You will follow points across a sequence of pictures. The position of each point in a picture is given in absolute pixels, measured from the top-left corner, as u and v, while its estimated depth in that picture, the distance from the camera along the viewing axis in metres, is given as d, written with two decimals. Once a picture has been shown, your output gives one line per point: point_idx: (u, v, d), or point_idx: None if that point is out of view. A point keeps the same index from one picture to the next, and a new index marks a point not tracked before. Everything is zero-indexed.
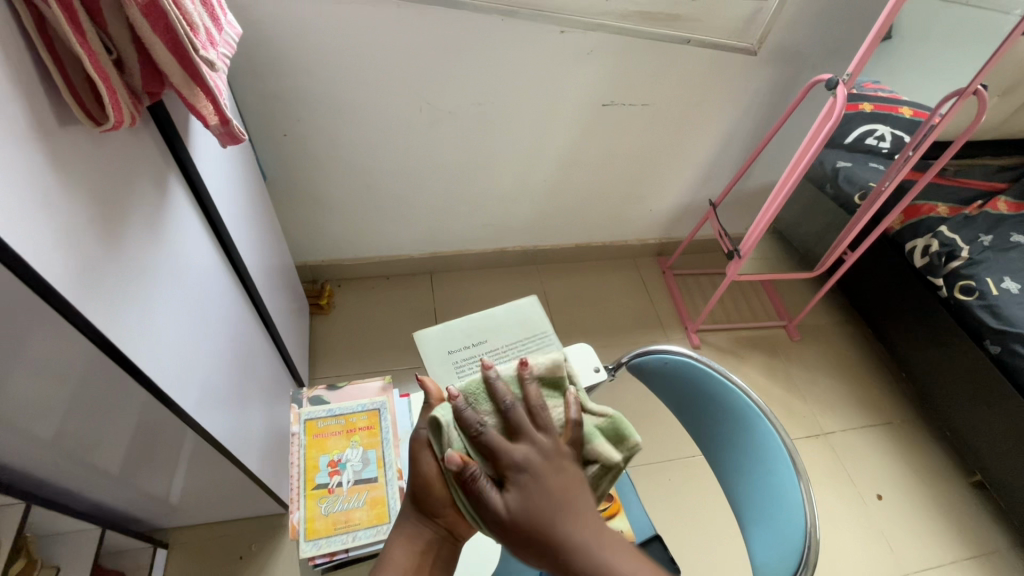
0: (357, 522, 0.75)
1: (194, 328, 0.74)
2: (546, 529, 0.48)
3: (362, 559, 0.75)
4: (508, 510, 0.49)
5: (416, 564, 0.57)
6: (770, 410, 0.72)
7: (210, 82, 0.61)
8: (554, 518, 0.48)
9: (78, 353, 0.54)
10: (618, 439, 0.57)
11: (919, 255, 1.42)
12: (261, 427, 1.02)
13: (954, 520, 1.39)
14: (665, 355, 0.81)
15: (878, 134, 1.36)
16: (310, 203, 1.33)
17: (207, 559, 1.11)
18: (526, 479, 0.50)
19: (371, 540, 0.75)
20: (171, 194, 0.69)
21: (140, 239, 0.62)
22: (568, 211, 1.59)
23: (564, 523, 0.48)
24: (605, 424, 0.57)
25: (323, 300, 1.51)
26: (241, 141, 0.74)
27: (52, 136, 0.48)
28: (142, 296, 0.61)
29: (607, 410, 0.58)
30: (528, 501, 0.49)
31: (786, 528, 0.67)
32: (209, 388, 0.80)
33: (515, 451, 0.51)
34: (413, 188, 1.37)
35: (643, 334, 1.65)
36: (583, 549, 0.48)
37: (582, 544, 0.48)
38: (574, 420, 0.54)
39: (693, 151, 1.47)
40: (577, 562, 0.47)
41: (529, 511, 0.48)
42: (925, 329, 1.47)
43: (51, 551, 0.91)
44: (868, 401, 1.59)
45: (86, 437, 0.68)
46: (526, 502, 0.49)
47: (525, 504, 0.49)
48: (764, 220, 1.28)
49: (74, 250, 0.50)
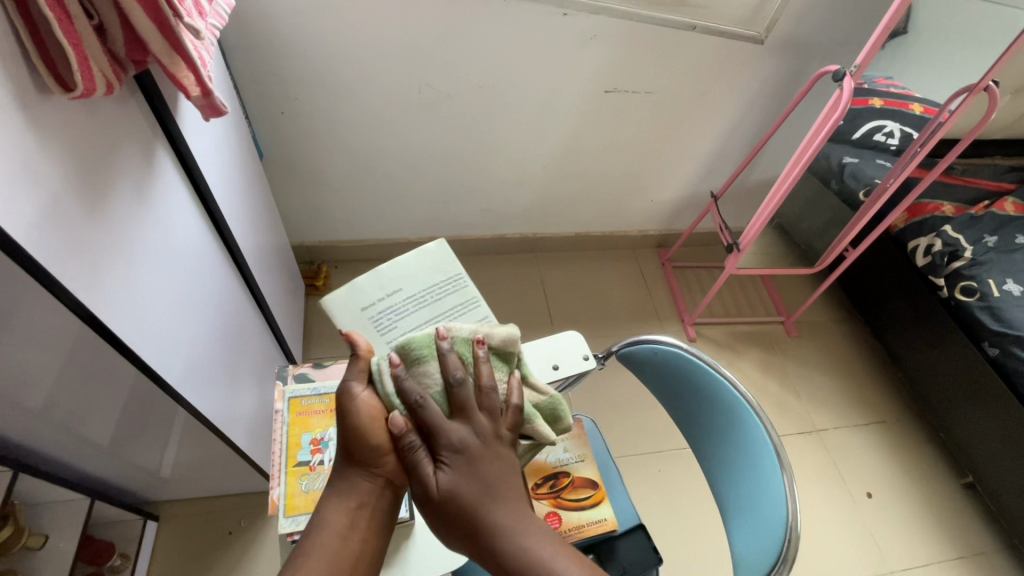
0: None
1: (183, 303, 0.74)
2: (471, 509, 0.52)
3: None
4: (440, 490, 0.52)
5: (349, 521, 0.55)
6: (757, 404, 0.72)
7: (191, 53, 0.60)
8: (471, 505, 0.52)
9: (60, 323, 0.54)
10: (554, 418, 0.59)
11: (922, 254, 1.40)
12: (251, 404, 1.03)
13: (944, 520, 1.39)
14: (655, 345, 0.80)
15: (887, 131, 1.35)
16: (307, 182, 1.33)
17: (197, 533, 1.12)
18: (456, 470, 0.53)
19: None
20: (159, 165, 0.69)
21: (126, 213, 0.61)
22: (568, 200, 1.58)
23: (485, 507, 0.52)
24: (544, 404, 0.59)
25: (319, 282, 1.51)
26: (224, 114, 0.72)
27: (29, 103, 0.47)
28: (130, 270, 0.62)
29: (550, 390, 0.60)
30: (457, 478, 0.52)
31: (768, 522, 0.67)
32: (197, 363, 0.80)
33: (448, 433, 0.53)
34: (411, 172, 1.36)
35: (639, 325, 1.64)
36: (499, 531, 0.51)
37: (502, 523, 0.52)
38: (514, 406, 0.56)
39: (697, 141, 1.45)
40: (496, 544, 0.51)
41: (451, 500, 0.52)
42: (923, 329, 1.45)
43: (39, 520, 0.91)
44: (862, 398, 1.58)
45: (73, 408, 0.69)
46: (456, 484, 0.52)
47: (455, 488, 0.52)
48: (766, 212, 1.26)
49: (55, 223, 0.50)
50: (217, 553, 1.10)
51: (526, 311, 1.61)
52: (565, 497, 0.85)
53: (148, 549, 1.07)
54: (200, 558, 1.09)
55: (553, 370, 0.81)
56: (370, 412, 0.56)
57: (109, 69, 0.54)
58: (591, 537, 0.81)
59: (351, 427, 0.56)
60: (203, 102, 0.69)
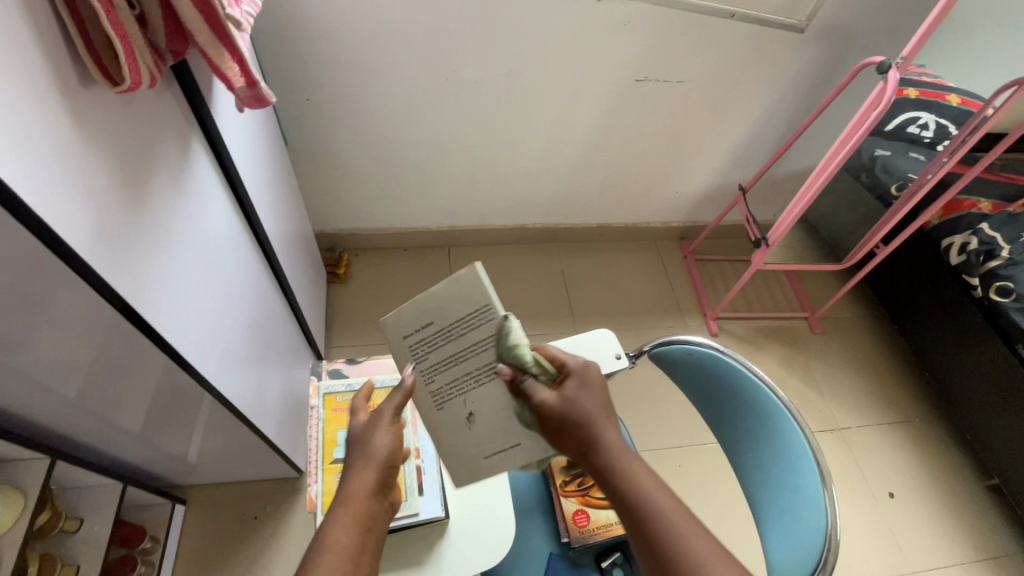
0: None
1: (213, 295, 0.74)
2: (586, 424, 0.56)
3: None
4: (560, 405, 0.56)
5: (360, 543, 0.52)
6: (795, 408, 0.70)
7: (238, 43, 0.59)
8: (598, 411, 0.57)
9: (100, 320, 0.53)
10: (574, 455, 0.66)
11: (956, 253, 1.37)
12: (277, 393, 1.03)
13: (966, 522, 1.37)
14: (689, 345, 0.79)
15: (922, 123, 1.32)
16: (330, 170, 1.32)
17: (224, 517, 1.14)
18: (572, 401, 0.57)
19: None
20: (194, 157, 0.68)
21: (162, 206, 0.60)
22: (591, 191, 1.56)
23: (598, 427, 0.56)
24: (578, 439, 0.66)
25: (340, 270, 1.51)
26: (267, 105, 0.72)
27: (72, 97, 0.46)
28: (164, 259, 0.61)
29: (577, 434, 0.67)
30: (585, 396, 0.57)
31: (805, 530, 0.66)
32: (228, 355, 0.80)
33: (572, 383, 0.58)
34: (435, 161, 1.35)
35: (660, 319, 1.63)
36: (611, 448, 0.55)
37: (612, 444, 0.56)
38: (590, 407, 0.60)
39: (727, 132, 1.42)
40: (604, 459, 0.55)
41: (579, 403, 0.57)
42: (953, 330, 1.42)
43: (75, 504, 0.92)
44: (886, 397, 1.56)
45: (108, 395, 0.69)
46: (577, 404, 0.56)
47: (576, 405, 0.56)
48: (798, 207, 1.23)
49: (97, 216, 0.49)
50: (243, 537, 1.12)
51: (546, 302, 1.61)
52: (593, 495, 0.84)
53: (177, 532, 1.09)
54: (227, 543, 1.11)
55: None
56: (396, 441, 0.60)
57: (152, 62, 0.53)
58: (618, 535, 0.82)
59: (378, 450, 0.58)
60: (247, 93, 0.67)
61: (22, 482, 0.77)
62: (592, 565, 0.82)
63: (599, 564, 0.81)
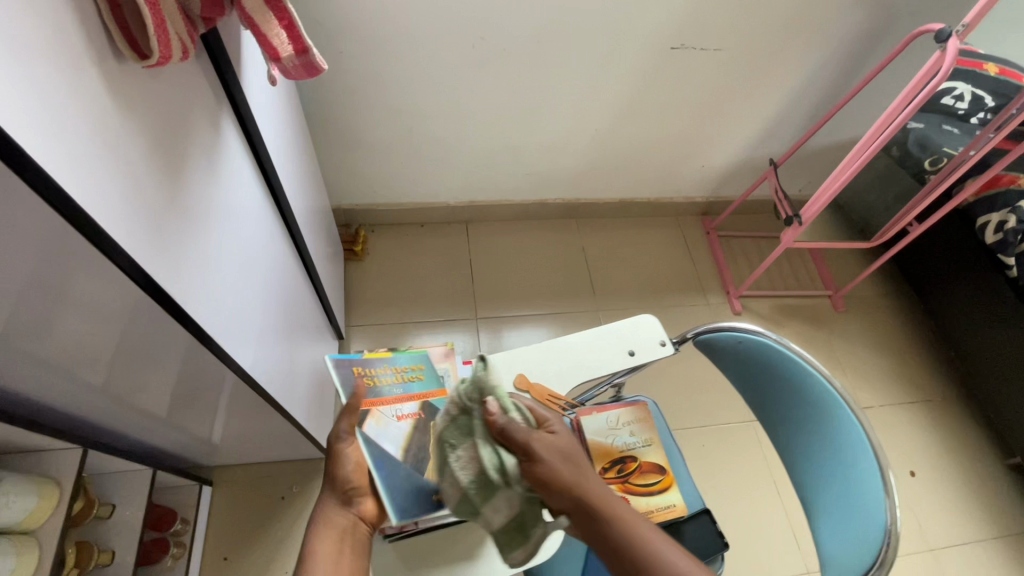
0: None
1: (247, 281, 0.70)
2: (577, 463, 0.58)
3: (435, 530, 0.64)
4: (557, 441, 0.59)
5: (337, 551, 0.56)
6: (852, 399, 0.68)
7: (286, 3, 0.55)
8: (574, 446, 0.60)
9: (138, 316, 0.49)
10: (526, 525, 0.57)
11: (992, 231, 1.32)
12: (305, 378, 1.01)
13: (987, 501, 1.38)
14: (738, 333, 0.76)
15: (957, 94, 1.22)
16: (349, 144, 1.26)
17: (251, 497, 1.13)
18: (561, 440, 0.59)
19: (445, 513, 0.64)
20: (223, 133, 0.63)
21: (197, 189, 0.56)
22: (616, 165, 1.50)
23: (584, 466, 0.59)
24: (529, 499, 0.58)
25: (358, 247, 1.47)
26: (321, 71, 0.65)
27: (105, 68, 0.41)
28: (203, 249, 0.57)
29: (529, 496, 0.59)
30: (568, 442, 0.60)
31: (860, 523, 0.64)
32: (263, 342, 0.77)
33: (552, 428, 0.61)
34: (458, 134, 1.29)
35: (684, 297, 1.60)
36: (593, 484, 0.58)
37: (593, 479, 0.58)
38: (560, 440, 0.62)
39: (761, 105, 1.36)
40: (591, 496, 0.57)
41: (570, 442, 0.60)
42: (985, 309, 1.39)
43: (105, 490, 0.91)
44: (908, 376, 1.55)
45: (138, 385, 0.66)
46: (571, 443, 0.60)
47: (570, 444, 0.60)
48: (835, 183, 1.18)
49: (139, 205, 0.45)
50: (271, 518, 1.12)
51: (567, 279, 1.58)
52: (633, 482, 0.83)
53: (204, 513, 1.08)
54: (255, 523, 1.11)
55: (628, 356, 0.79)
56: (356, 458, 0.61)
57: (184, 31, 0.48)
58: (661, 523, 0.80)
59: (342, 476, 0.60)
60: (297, 63, 0.62)
61: (54, 471, 0.76)
62: None
63: None
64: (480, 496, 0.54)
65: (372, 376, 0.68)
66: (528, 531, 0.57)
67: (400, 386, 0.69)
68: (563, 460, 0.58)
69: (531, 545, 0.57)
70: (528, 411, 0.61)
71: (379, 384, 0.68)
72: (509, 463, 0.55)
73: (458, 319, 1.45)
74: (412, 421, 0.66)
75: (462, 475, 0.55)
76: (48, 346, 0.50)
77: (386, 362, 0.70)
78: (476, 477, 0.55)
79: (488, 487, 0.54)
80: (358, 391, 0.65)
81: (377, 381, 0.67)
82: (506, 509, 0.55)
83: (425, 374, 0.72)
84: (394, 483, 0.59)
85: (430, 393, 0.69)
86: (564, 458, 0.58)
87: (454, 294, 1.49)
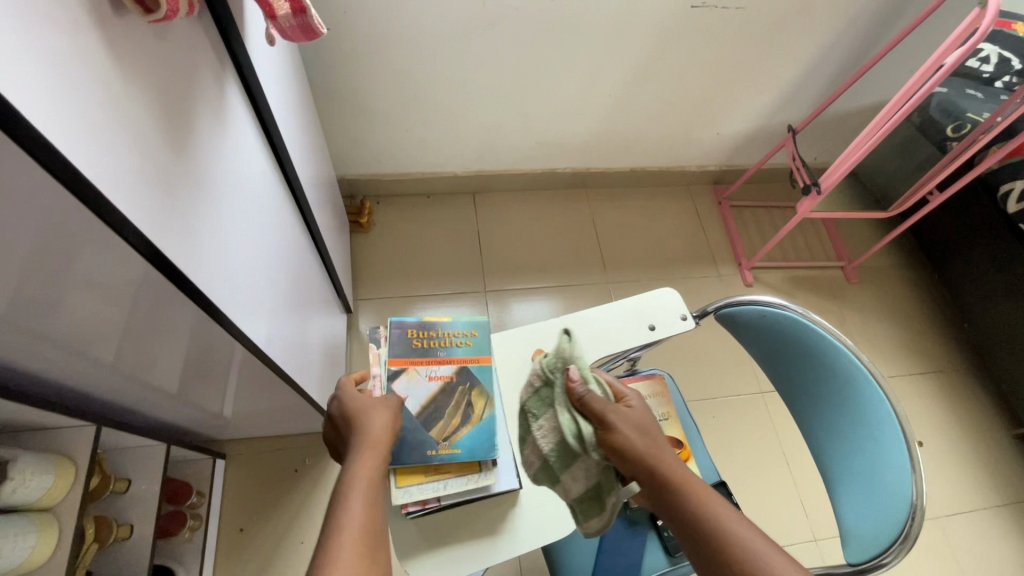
0: (450, 469, 0.62)
1: (259, 256, 0.69)
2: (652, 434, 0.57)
3: (456, 506, 0.62)
4: (634, 416, 0.58)
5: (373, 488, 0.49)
6: (880, 374, 0.67)
7: None
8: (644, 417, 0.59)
9: (151, 294, 0.48)
10: (602, 494, 0.60)
11: (1014, 200, 1.29)
12: (316, 354, 1.00)
13: (993, 469, 1.39)
14: (762, 307, 0.74)
15: (984, 56, 1.13)
16: (354, 111, 1.22)
17: (264, 470, 1.14)
18: (635, 417, 0.58)
19: (465, 490, 0.62)
20: (230, 99, 0.60)
21: (208, 159, 0.54)
22: (628, 132, 1.46)
23: (658, 436, 0.57)
24: (608, 471, 0.60)
25: (364, 219, 1.44)
26: (315, 35, 0.61)
27: (106, 28, 0.38)
28: (216, 226, 0.55)
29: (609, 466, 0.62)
30: (648, 417, 0.59)
31: (882, 497, 0.64)
32: (275, 318, 0.75)
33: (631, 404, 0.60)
34: (466, 100, 1.24)
35: (695, 269, 1.57)
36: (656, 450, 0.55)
37: (661, 447, 0.56)
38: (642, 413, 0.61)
39: (782, 68, 1.30)
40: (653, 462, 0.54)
41: (648, 418, 0.59)
42: (1002, 280, 1.37)
43: (119, 466, 0.91)
44: (919, 347, 1.54)
45: (155, 360, 0.65)
46: (646, 418, 0.59)
47: (645, 420, 0.58)
48: (858, 150, 1.14)
49: (151, 181, 0.43)
50: (286, 489, 1.13)
51: (576, 251, 1.55)
52: None
53: (218, 486, 1.09)
54: (270, 494, 1.12)
55: (648, 330, 0.77)
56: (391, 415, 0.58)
57: None
58: None
59: (377, 424, 0.56)
60: (294, 24, 0.58)
61: (68, 448, 0.75)
62: (647, 522, 0.81)
63: (655, 522, 0.80)
64: (559, 460, 0.60)
65: (424, 338, 0.70)
66: (605, 499, 0.60)
67: (443, 349, 0.70)
68: (639, 432, 0.57)
69: (607, 511, 0.61)
70: (607, 385, 0.63)
71: (428, 346, 0.70)
72: (586, 430, 0.58)
73: (466, 291, 1.43)
74: (441, 383, 0.67)
75: (545, 440, 0.61)
76: (58, 322, 0.49)
77: (443, 326, 0.72)
78: (556, 443, 0.60)
79: (564, 453, 0.60)
80: (400, 350, 0.69)
81: (426, 343, 0.70)
82: (582, 474, 0.60)
83: (476, 342, 0.72)
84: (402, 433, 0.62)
85: (473, 360, 0.70)
86: (639, 431, 0.57)
87: (462, 266, 1.47)
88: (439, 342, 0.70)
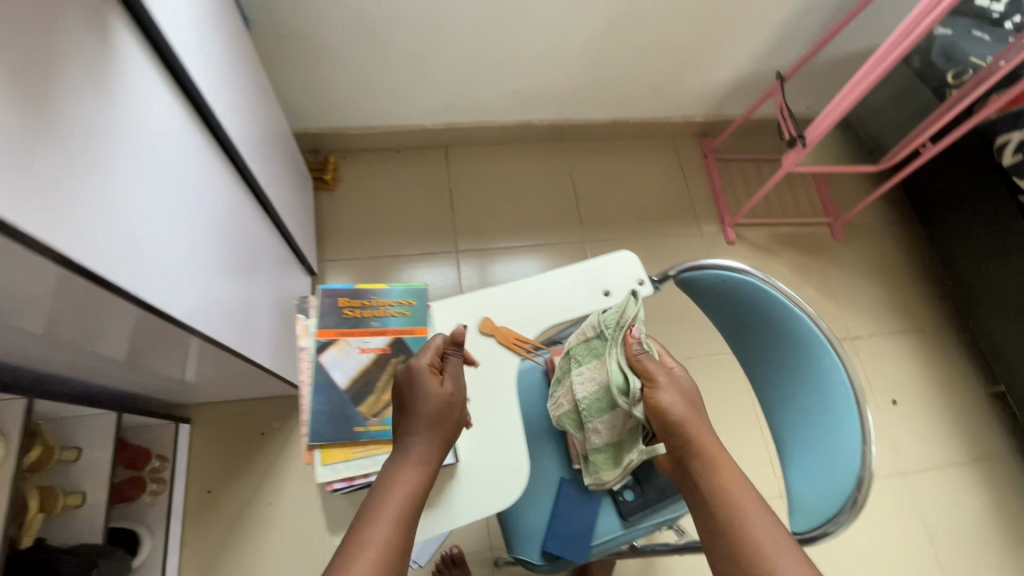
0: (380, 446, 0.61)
1: (182, 223, 0.64)
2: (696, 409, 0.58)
3: None
4: (683, 388, 0.59)
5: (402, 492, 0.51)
6: (839, 343, 0.64)
7: None
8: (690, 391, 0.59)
9: (42, 276, 0.44)
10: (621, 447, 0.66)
11: (1010, 152, 1.23)
12: (269, 319, 0.97)
13: (964, 427, 1.40)
14: (723, 272, 0.71)
15: None
16: (307, 59, 1.13)
17: (230, 435, 1.13)
18: (681, 388, 0.59)
19: None
20: (118, 47, 0.54)
21: (96, 120, 0.49)
22: (606, 82, 1.37)
23: (700, 411, 0.58)
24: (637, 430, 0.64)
25: (328, 175, 1.37)
26: None
27: None
28: (121, 201, 0.51)
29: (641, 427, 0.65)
30: (695, 391, 0.59)
31: (832, 467, 0.62)
32: (210, 287, 0.72)
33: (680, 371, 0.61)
34: (428, 46, 1.15)
35: (676, 226, 1.52)
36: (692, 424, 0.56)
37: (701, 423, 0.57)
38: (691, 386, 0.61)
39: (771, 9, 1.20)
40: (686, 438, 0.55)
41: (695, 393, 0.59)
42: (992, 237, 1.33)
43: (69, 435, 0.89)
44: (902, 306, 1.51)
45: (78, 333, 0.62)
46: (693, 393, 0.59)
47: (693, 394, 0.59)
48: (844, 101, 1.07)
49: (16, 154, 0.39)
50: (252, 452, 1.13)
51: (552, 209, 1.49)
52: None
53: (183, 451, 1.09)
54: (236, 457, 1.12)
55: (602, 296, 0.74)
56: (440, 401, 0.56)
57: None
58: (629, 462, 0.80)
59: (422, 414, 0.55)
60: None
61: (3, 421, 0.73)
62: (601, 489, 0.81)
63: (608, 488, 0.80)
64: (595, 407, 0.65)
65: (357, 308, 0.68)
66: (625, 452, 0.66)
67: (377, 319, 0.68)
68: (687, 405, 0.57)
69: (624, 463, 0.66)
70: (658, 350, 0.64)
71: (362, 315, 0.68)
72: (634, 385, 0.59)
73: (436, 251, 1.39)
74: (374, 355, 0.66)
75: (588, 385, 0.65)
76: None
77: (379, 294, 0.69)
78: (597, 391, 0.65)
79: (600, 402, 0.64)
80: (332, 320, 0.67)
81: (359, 312, 0.68)
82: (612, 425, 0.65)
83: (413, 311, 0.70)
84: (331, 407, 0.63)
85: (407, 331, 0.68)
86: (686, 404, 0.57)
87: (431, 226, 1.42)
88: (374, 311, 0.68)
